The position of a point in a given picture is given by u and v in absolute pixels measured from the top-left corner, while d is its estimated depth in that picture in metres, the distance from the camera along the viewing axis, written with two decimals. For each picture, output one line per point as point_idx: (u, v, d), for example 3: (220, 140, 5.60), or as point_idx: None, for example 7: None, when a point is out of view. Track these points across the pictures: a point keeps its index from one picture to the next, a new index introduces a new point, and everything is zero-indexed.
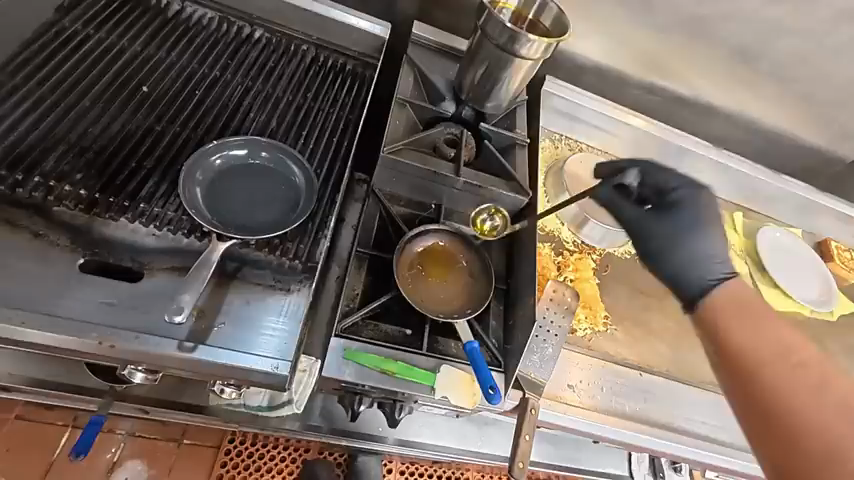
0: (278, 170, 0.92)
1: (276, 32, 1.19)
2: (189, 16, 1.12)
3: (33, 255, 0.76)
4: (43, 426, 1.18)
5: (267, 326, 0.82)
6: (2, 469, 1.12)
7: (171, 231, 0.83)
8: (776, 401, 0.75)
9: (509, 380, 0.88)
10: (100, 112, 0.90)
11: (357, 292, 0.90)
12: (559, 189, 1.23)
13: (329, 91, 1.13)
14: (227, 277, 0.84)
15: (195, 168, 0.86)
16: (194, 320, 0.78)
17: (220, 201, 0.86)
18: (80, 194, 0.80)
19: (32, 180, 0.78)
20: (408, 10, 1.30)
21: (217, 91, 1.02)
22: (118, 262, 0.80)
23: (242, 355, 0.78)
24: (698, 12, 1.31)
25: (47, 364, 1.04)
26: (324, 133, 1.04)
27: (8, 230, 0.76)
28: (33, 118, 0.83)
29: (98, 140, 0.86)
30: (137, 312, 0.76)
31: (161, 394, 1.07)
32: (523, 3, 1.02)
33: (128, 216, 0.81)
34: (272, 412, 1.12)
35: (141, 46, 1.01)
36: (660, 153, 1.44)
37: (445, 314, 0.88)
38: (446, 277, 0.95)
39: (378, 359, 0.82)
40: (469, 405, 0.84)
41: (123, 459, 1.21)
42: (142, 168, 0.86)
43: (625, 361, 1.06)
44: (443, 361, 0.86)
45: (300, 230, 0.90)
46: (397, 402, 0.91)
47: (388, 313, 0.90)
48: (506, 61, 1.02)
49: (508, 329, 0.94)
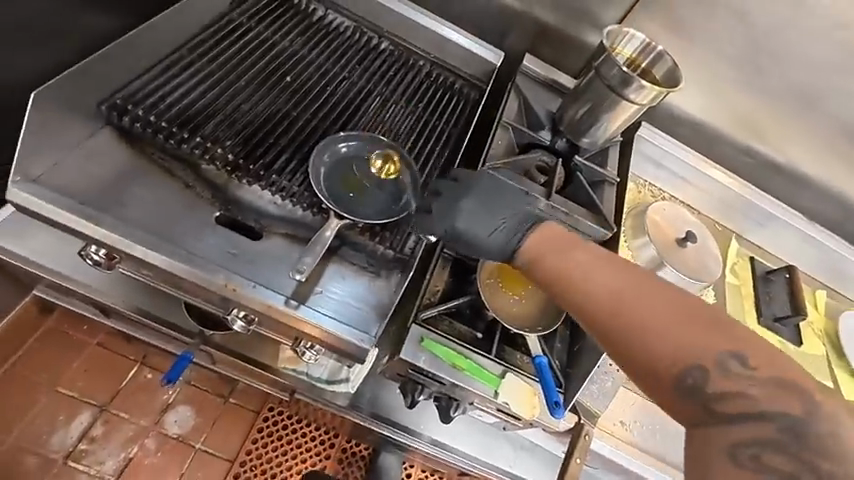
0: (388, 166, 1.02)
1: (399, 46, 1.32)
2: (330, 22, 1.27)
3: (182, 201, 0.90)
4: (118, 357, 1.33)
5: (358, 301, 0.90)
6: (81, 386, 1.28)
7: (292, 203, 0.94)
8: (620, 319, 0.71)
9: (569, 402, 0.90)
10: (251, 92, 1.04)
11: (439, 289, 0.97)
12: (638, 231, 1.25)
13: (438, 105, 1.24)
14: (330, 251, 0.93)
15: (323, 152, 0.98)
16: (298, 283, 0.88)
17: (337, 184, 0.97)
18: (228, 157, 0.94)
19: (194, 140, 0.93)
20: (520, 43, 1.40)
21: (345, 90, 1.15)
22: (244, 221, 0.92)
23: (335, 321, 0.87)
24: (811, 83, 1.33)
25: (151, 299, 1.18)
26: (430, 141, 1.14)
27: (167, 177, 0.90)
28: (202, 89, 0.99)
29: (247, 115, 1.00)
30: (254, 266, 0.87)
31: (237, 347, 1.18)
32: (638, 51, 1.08)
33: (261, 183, 0.94)
34: (329, 385, 1.19)
35: (289, 42, 1.17)
36: (744, 216, 1.43)
37: (518, 325, 0.93)
38: (523, 293, 0.99)
39: (451, 353, 0.88)
40: (527, 416, 0.88)
41: (176, 402, 1.33)
42: (277, 144, 0.99)
43: None
44: (509, 369, 0.90)
45: (399, 223, 0.99)
46: (453, 399, 0.96)
47: (463, 314, 0.97)
48: (613, 103, 1.08)
49: (572, 354, 0.97)
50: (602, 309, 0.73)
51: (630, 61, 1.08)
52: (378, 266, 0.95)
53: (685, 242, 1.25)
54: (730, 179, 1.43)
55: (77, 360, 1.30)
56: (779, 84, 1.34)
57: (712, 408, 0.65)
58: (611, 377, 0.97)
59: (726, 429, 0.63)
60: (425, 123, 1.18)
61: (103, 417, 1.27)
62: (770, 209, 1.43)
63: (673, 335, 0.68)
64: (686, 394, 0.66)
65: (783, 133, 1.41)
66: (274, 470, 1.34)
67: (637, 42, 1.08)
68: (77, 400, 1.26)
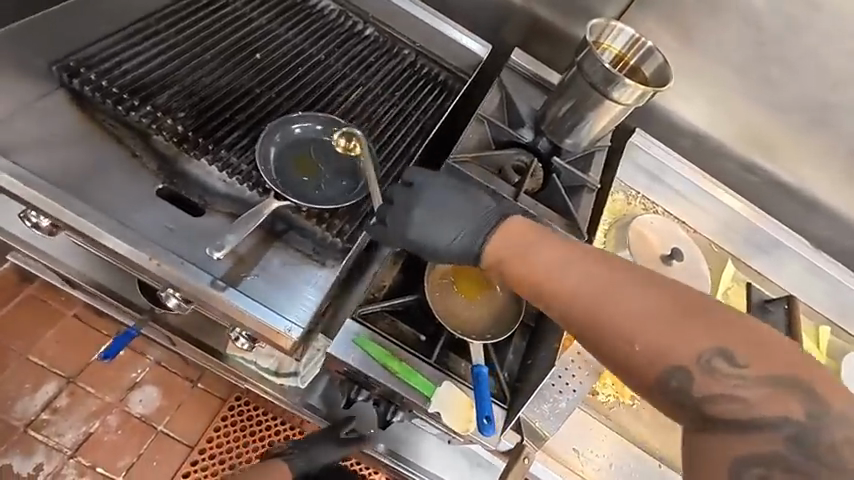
0: (347, 151, 0.97)
1: (384, 33, 1.27)
2: (315, 4, 1.24)
3: (125, 170, 0.87)
4: (85, 328, 1.30)
5: (294, 290, 0.85)
6: (55, 355, 1.26)
7: (239, 181, 0.90)
8: (607, 329, 0.68)
9: (509, 420, 0.82)
10: (216, 66, 1.01)
11: (385, 285, 0.91)
12: (620, 244, 1.16)
13: (416, 95, 1.18)
14: (273, 235, 0.89)
15: (275, 131, 0.94)
16: (233, 264, 0.84)
17: (287, 166, 0.92)
18: (177, 129, 0.90)
19: (144, 108, 0.90)
20: (513, 38, 1.33)
21: (318, 72, 1.11)
22: (187, 196, 0.88)
23: (265, 307, 0.82)
24: (827, 98, 1.21)
25: (109, 272, 1.16)
26: (399, 131, 1.08)
27: (114, 144, 0.88)
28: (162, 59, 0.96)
29: (206, 89, 0.97)
30: (189, 243, 0.83)
31: (189, 329, 1.14)
32: (627, 49, 1.01)
33: (208, 158, 0.90)
34: (277, 377, 1.14)
35: (266, 20, 1.13)
36: (745, 238, 1.32)
37: (463, 332, 0.86)
38: (476, 296, 0.92)
39: (384, 354, 0.82)
40: (460, 429, 0.81)
41: (143, 382, 1.29)
42: (233, 120, 0.95)
43: (645, 445, 0.96)
44: (448, 377, 0.83)
45: (351, 212, 0.93)
46: (392, 403, 0.90)
47: (409, 314, 0.90)
48: (595, 102, 1.00)
49: (524, 368, 0.89)
50: (592, 320, 0.69)
51: (618, 59, 1.01)
52: (323, 254, 0.90)
53: (670, 259, 1.15)
54: (731, 198, 1.32)
55: (52, 331, 1.28)
56: (790, 97, 1.24)
57: (702, 412, 0.64)
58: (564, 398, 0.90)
59: (709, 437, 0.63)
60: (398, 112, 1.12)
61: (70, 389, 1.24)
62: (773, 233, 1.32)
63: (654, 336, 0.66)
64: (674, 401, 0.65)
65: (794, 152, 1.30)
66: (230, 461, 1.28)
67: (628, 38, 1.01)
68: (48, 371, 1.25)
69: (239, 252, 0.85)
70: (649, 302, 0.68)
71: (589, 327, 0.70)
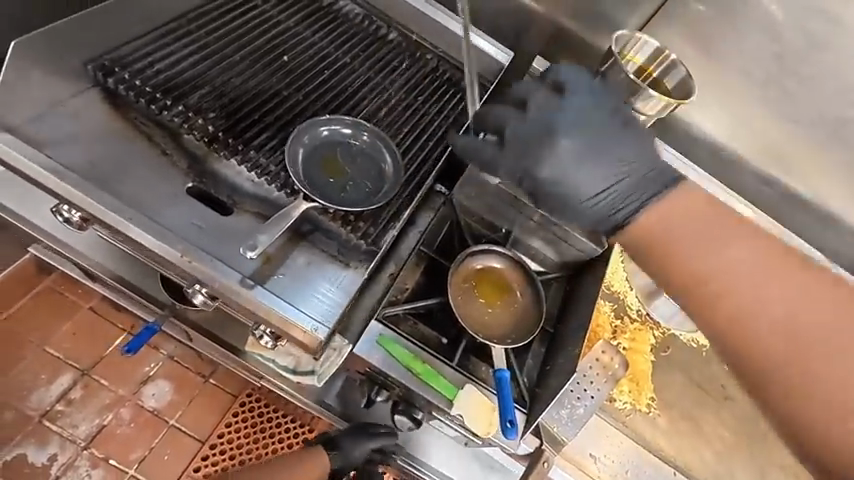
0: (373, 154, 0.99)
1: (408, 38, 1.29)
2: (341, 9, 1.26)
3: (155, 167, 0.88)
4: (103, 322, 1.32)
5: (320, 291, 0.86)
6: (69, 348, 1.28)
7: (267, 181, 0.92)
8: (747, 323, 0.72)
9: (529, 425, 0.84)
10: (245, 67, 1.03)
11: (408, 288, 0.93)
12: None
13: (437, 100, 1.20)
14: (299, 235, 0.90)
15: (304, 133, 0.95)
16: (261, 263, 0.85)
17: (315, 168, 0.94)
18: (208, 129, 0.92)
19: (177, 108, 0.92)
20: (532, 46, 1.34)
21: (343, 75, 1.13)
22: (216, 194, 0.90)
23: (291, 306, 0.83)
24: (845, 114, 1.24)
25: (130, 267, 1.17)
26: (422, 135, 1.10)
27: (146, 142, 0.89)
28: (195, 60, 0.98)
29: (235, 90, 0.98)
30: (218, 241, 0.85)
31: (208, 325, 1.16)
32: (649, 60, 1.03)
33: (238, 158, 0.92)
34: (294, 376, 1.12)
35: (294, 23, 1.15)
36: None
37: (484, 336, 0.88)
38: (496, 303, 0.94)
39: (407, 356, 0.84)
40: (483, 432, 0.82)
41: (155, 376, 1.30)
42: (261, 122, 0.97)
43: (661, 453, 0.95)
44: (469, 380, 0.85)
45: (376, 214, 0.94)
46: (412, 405, 0.90)
47: (430, 317, 0.91)
48: None
49: (543, 373, 0.91)
50: (733, 308, 0.73)
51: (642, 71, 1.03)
52: (348, 255, 0.91)
53: None
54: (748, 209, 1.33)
55: (67, 324, 1.30)
56: (809, 111, 1.26)
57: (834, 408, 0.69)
58: (583, 404, 0.89)
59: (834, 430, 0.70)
60: (421, 117, 1.14)
61: (83, 382, 1.26)
62: None
63: (781, 304, 0.71)
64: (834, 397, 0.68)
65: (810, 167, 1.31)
66: (240, 457, 1.28)
67: (652, 50, 1.02)
68: (62, 362, 1.26)
69: (267, 251, 0.86)
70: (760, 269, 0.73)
71: (731, 323, 0.73)
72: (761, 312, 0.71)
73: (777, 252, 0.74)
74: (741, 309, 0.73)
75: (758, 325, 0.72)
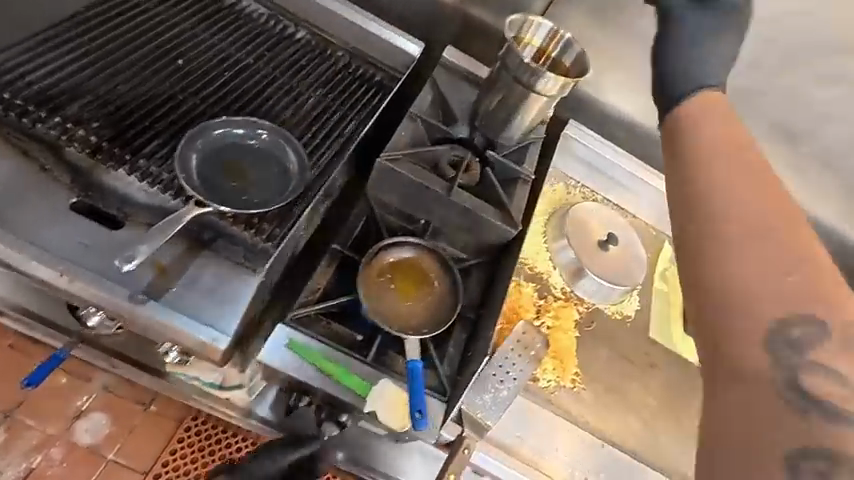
0: (274, 153, 0.95)
1: (317, 36, 1.26)
2: (243, 8, 1.22)
3: (34, 186, 0.83)
4: None
5: (215, 299, 0.84)
6: None
7: (160, 190, 0.86)
8: (717, 213, 0.58)
9: (449, 410, 0.84)
10: (134, 74, 0.98)
11: (319, 288, 0.91)
12: (560, 233, 1.18)
13: (349, 96, 1.18)
14: (199, 244, 0.87)
15: (196, 137, 0.90)
16: (154, 277, 0.82)
17: (211, 172, 0.90)
18: (89, 139, 0.86)
19: (52, 119, 0.85)
20: (446, 36, 1.34)
21: (245, 77, 1.09)
22: (106, 208, 0.86)
23: (195, 321, 0.82)
24: (742, 84, 1.27)
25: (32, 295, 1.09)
26: (331, 132, 1.08)
27: (23, 159, 0.84)
28: (74, 69, 0.93)
29: (123, 97, 0.93)
30: (104, 257, 0.82)
31: (124, 349, 1.09)
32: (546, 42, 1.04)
33: (125, 169, 0.86)
34: (220, 392, 1.10)
35: (190, 26, 1.11)
36: None
37: (398, 328, 0.87)
38: (413, 295, 0.92)
39: (316, 356, 0.82)
40: (397, 426, 0.81)
41: (86, 410, 1.12)
42: (153, 128, 0.92)
43: (586, 426, 0.98)
44: (383, 374, 0.83)
45: (280, 214, 0.91)
46: (333, 408, 0.89)
47: (347, 315, 0.89)
48: (522, 94, 1.03)
49: (465, 360, 0.91)
50: (709, 206, 0.59)
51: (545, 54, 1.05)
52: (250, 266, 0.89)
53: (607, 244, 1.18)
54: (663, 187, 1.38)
55: None
56: None
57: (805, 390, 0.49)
58: (506, 386, 0.91)
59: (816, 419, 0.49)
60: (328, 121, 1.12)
61: None
62: None
63: (741, 195, 0.58)
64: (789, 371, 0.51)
65: None
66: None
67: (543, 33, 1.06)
68: None
69: (162, 263, 0.83)
70: (773, 195, 0.59)
71: (685, 207, 0.61)
72: (724, 205, 0.58)
73: (772, 195, 0.59)
74: (716, 208, 0.58)
75: (720, 193, 0.59)
